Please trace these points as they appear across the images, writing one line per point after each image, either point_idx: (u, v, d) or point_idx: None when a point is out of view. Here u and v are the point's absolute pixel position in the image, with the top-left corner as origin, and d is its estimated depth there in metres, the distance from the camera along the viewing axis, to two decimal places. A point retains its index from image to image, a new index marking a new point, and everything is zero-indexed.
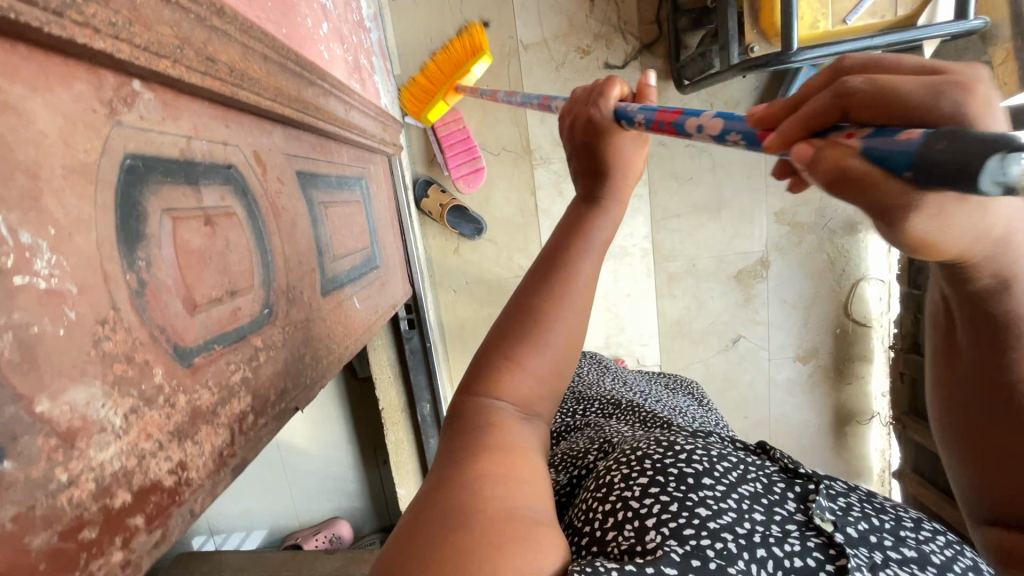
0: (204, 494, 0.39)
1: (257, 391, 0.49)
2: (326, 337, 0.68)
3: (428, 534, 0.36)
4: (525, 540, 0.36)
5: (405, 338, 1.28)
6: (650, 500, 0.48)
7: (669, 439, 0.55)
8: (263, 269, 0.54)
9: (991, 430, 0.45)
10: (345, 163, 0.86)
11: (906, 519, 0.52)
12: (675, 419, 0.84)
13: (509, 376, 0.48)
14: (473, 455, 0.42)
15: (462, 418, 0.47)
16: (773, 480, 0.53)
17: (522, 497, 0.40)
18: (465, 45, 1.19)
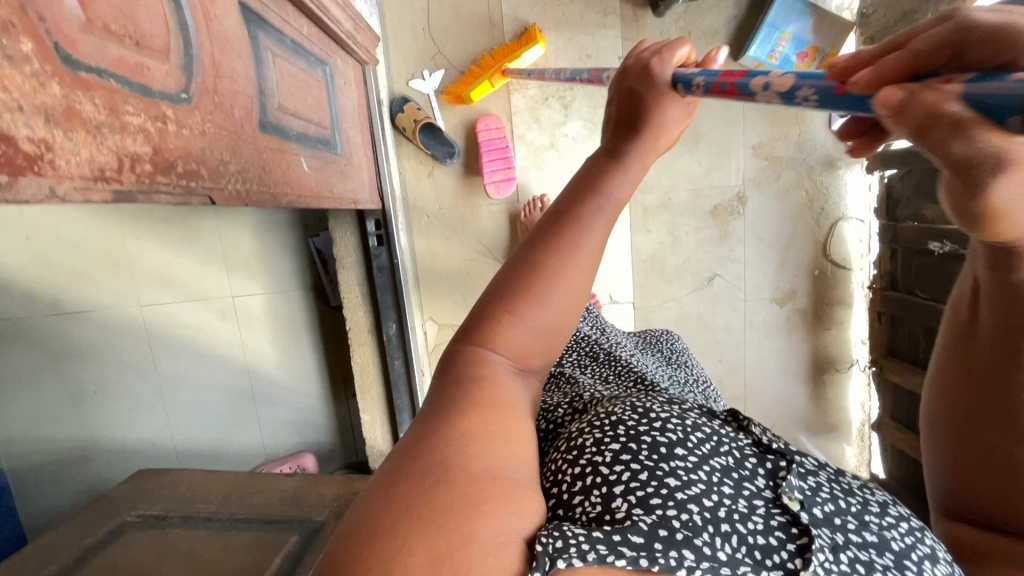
0: (70, 186, 0.39)
1: (160, 152, 0.49)
2: (259, 170, 0.68)
3: (410, 486, 0.34)
4: (502, 500, 0.35)
5: (374, 254, 1.26)
6: (621, 468, 0.42)
7: (644, 404, 0.49)
8: (183, 54, 0.54)
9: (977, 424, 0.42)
10: (305, 35, 0.87)
11: (871, 502, 0.47)
12: (654, 374, 0.78)
13: (506, 330, 0.43)
14: (452, 412, 0.40)
15: (454, 363, 0.44)
16: (743, 453, 0.47)
17: (496, 455, 0.38)
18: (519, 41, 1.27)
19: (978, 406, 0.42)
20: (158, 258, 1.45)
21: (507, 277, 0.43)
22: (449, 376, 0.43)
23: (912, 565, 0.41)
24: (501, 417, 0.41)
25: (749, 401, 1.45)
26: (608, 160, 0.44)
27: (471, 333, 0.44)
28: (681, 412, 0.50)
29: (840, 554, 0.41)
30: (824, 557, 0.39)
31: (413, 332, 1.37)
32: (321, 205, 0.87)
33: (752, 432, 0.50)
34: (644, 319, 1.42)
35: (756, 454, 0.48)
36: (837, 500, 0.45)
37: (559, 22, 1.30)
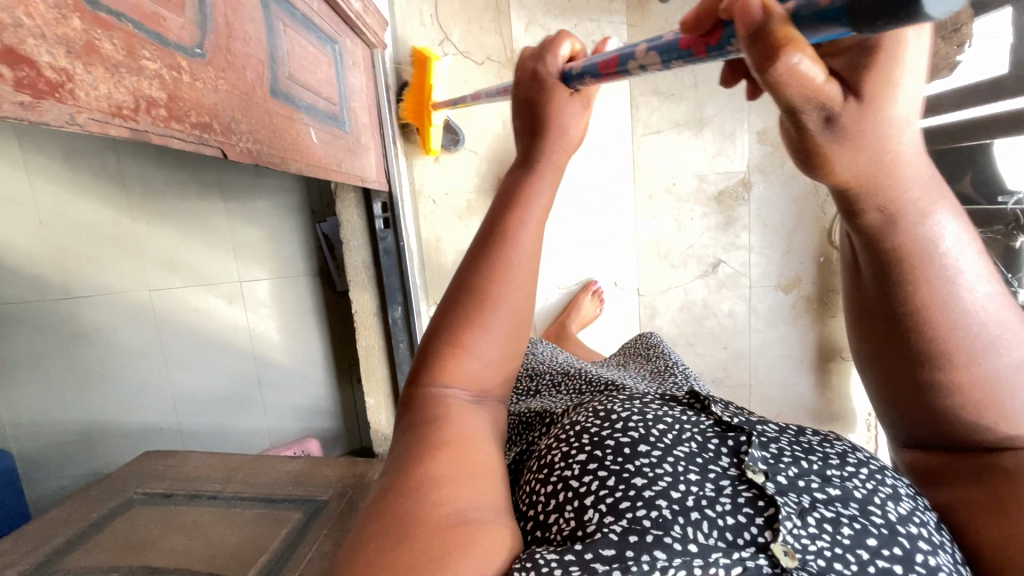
0: (89, 118, 0.40)
1: (174, 99, 0.50)
2: (269, 135, 0.69)
3: (375, 549, 0.36)
4: (471, 538, 0.37)
5: (380, 237, 1.27)
6: (589, 478, 0.46)
7: (605, 407, 0.53)
8: (198, 10, 0.56)
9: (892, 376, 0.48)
10: (316, 11, 0.89)
11: (831, 455, 0.50)
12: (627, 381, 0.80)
13: (456, 360, 0.48)
14: (417, 459, 0.42)
15: (416, 406, 0.48)
16: (707, 436, 0.50)
17: (467, 491, 0.41)
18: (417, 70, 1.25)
19: (881, 359, 0.47)
20: (167, 244, 1.47)
21: (449, 306, 0.49)
22: (415, 420, 0.46)
23: (875, 509, 0.45)
24: (462, 447, 0.44)
25: (754, 388, 1.45)
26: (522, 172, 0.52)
27: (420, 378, 0.49)
28: (642, 408, 0.53)
29: (808, 518, 0.44)
30: (791, 523, 0.43)
31: (419, 317, 1.37)
32: (329, 177, 0.89)
33: (713, 413, 0.54)
34: (649, 305, 1.42)
35: (718, 433, 0.51)
36: (799, 462, 0.48)
37: (565, 10, 1.31)
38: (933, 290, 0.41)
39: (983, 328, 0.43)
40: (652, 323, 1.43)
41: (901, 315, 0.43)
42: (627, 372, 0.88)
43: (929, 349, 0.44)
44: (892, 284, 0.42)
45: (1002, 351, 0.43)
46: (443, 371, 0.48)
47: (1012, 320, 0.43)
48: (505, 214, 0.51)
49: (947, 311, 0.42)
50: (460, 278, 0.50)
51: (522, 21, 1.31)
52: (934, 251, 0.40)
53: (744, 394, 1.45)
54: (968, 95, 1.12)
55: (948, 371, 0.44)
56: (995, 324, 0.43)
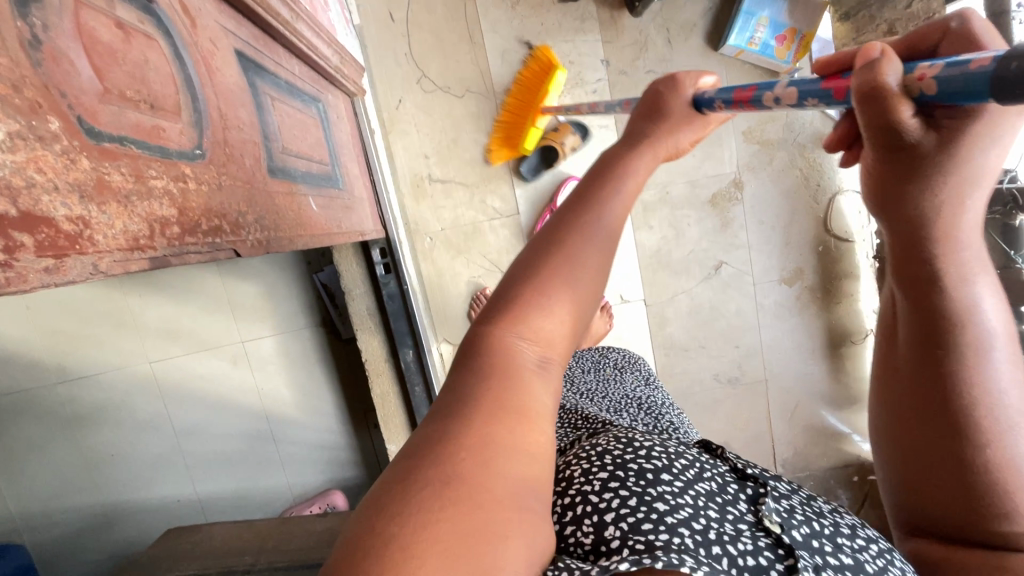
0: (110, 259, 0.38)
1: (185, 211, 0.49)
2: (274, 216, 0.67)
3: (426, 493, 0.33)
4: (518, 527, 0.34)
5: (382, 283, 1.26)
6: (610, 496, 0.50)
7: (628, 437, 0.58)
8: (193, 112, 0.54)
9: (928, 457, 0.50)
10: (297, 76, 0.88)
11: (843, 525, 0.54)
12: (622, 419, 0.84)
13: (533, 313, 0.41)
14: (476, 418, 0.37)
15: (473, 351, 0.42)
16: (726, 479, 0.55)
17: (514, 477, 0.36)
18: (533, 70, 1.28)
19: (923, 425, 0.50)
20: (164, 313, 1.44)
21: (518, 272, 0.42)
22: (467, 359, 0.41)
23: None
24: (527, 428, 0.39)
25: (771, 381, 1.46)
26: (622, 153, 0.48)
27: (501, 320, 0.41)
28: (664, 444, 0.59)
29: (822, 574, 0.47)
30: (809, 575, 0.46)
31: (431, 358, 1.35)
32: (332, 242, 0.87)
33: (730, 460, 0.59)
34: (658, 314, 1.41)
35: (734, 478, 0.56)
36: (811, 523, 0.52)
37: (539, 33, 1.30)
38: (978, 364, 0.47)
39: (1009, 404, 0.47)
40: (663, 333, 1.42)
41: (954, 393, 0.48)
42: (620, 399, 0.94)
43: (964, 415, 0.47)
44: (932, 350, 0.48)
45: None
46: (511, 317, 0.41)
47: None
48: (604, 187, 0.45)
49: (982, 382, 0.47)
50: (525, 256, 0.44)
51: (498, 49, 1.31)
52: (975, 322, 0.47)
53: (761, 390, 1.46)
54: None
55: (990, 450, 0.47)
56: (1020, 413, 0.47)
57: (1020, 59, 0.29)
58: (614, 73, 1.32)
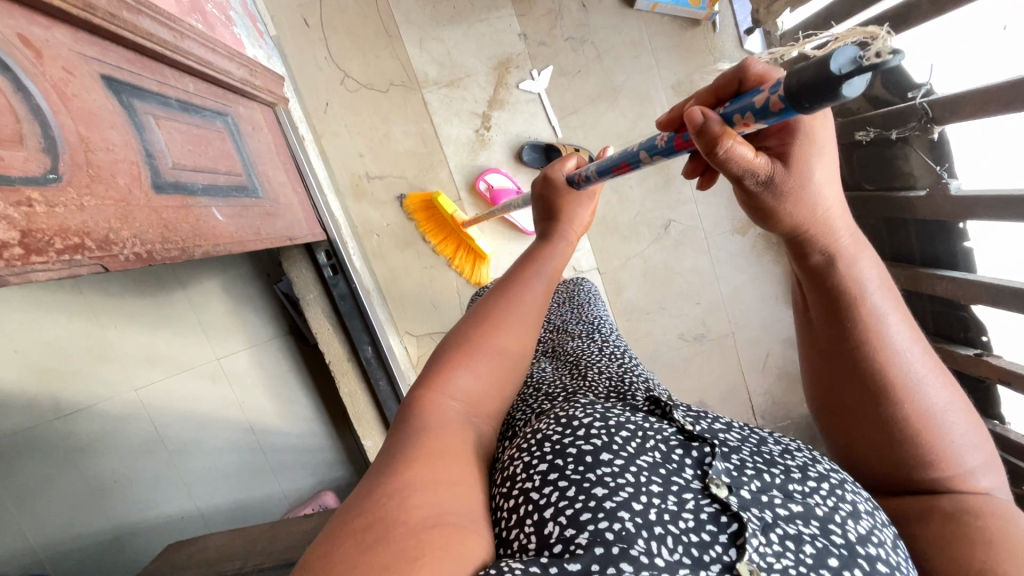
0: None
1: (31, 234, 0.51)
2: (159, 229, 0.70)
3: (352, 543, 0.37)
4: (448, 543, 0.39)
5: (332, 284, 1.27)
6: (549, 488, 0.46)
7: (567, 414, 0.54)
8: (45, 139, 0.57)
9: (856, 422, 0.55)
10: (194, 94, 0.90)
11: (793, 469, 0.52)
12: (584, 348, 0.78)
13: (446, 378, 0.53)
14: (399, 462, 0.45)
15: (400, 422, 0.50)
16: (672, 444, 0.52)
17: (433, 506, 0.41)
18: (424, 211, 1.37)
19: (851, 390, 0.54)
20: (140, 342, 1.46)
21: (456, 338, 0.57)
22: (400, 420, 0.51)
23: (835, 528, 0.48)
24: (436, 463, 0.45)
25: (737, 334, 1.44)
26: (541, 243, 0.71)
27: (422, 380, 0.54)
28: (603, 412, 0.54)
29: (770, 534, 0.46)
30: (757, 541, 0.45)
31: (392, 351, 1.37)
32: (245, 249, 0.90)
33: (675, 419, 0.54)
34: (613, 281, 1.40)
35: (681, 442, 0.52)
36: (761, 476, 0.51)
37: (453, 17, 1.30)
38: (873, 326, 0.51)
39: (911, 366, 0.51)
40: (620, 298, 1.41)
41: (865, 362, 0.52)
42: (593, 322, 0.90)
43: (879, 381, 0.52)
44: (843, 326, 0.52)
45: (932, 391, 0.52)
46: (433, 383, 0.53)
47: (936, 370, 0.53)
48: (526, 269, 0.65)
49: (888, 347, 0.51)
50: (475, 309, 0.60)
51: (415, 38, 1.31)
52: (867, 297, 0.51)
53: (729, 343, 1.45)
54: (850, 6, 1.09)
55: (903, 406, 0.51)
56: (922, 368, 0.52)
57: (803, 93, 0.39)
58: (533, 45, 1.31)
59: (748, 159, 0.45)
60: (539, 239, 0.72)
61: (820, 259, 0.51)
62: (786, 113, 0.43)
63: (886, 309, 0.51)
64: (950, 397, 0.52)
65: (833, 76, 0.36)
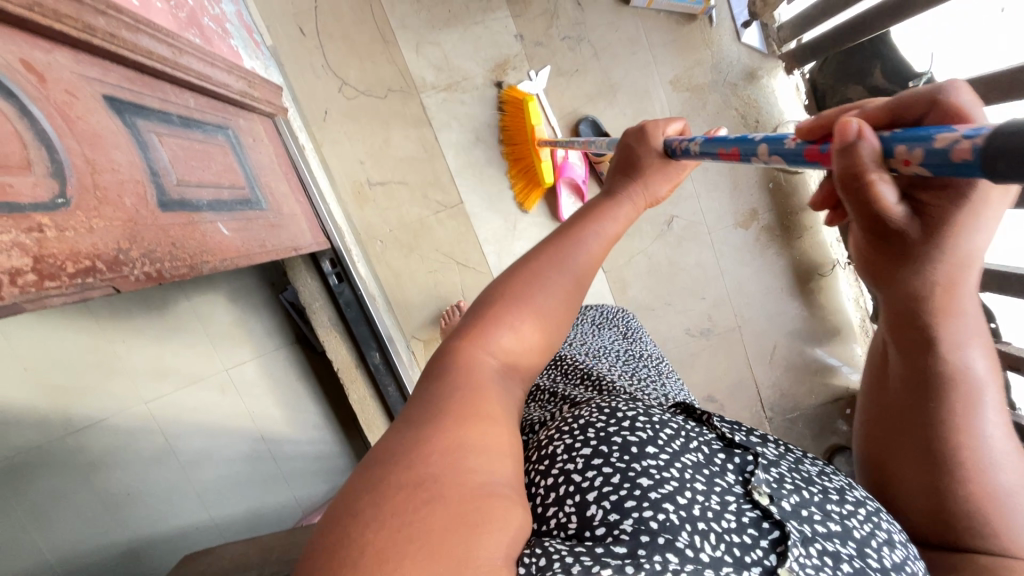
0: None
1: (44, 260, 0.52)
2: (167, 247, 0.70)
3: (400, 495, 0.37)
4: (498, 511, 0.38)
5: (338, 292, 1.28)
6: (593, 473, 0.49)
7: (610, 405, 0.56)
8: (51, 163, 0.57)
9: (914, 481, 0.57)
10: (193, 107, 0.90)
11: (831, 490, 0.56)
12: (604, 369, 0.82)
13: (493, 333, 0.50)
14: (444, 417, 0.43)
15: (437, 372, 0.49)
16: (713, 449, 0.55)
17: (484, 470, 0.40)
18: (512, 112, 1.32)
19: (918, 456, 0.57)
20: (148, 355, 1.46)
21: (492, 297, 0.53)
22: (435, 373, 0.49)
23: (872, 551, 0.50)
24: (486, 427, 0.44)
25: (743, 328, 1.44)
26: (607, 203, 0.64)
27: (461, 334, 0.51)
28: (646, 409, 0.57)
29: (811, 547, 0.49)
30: (799, 551, 0.47)
31: (400, 357, 1.38)
32: (252, 262, 0.90)
33: (714, 426, 0.58)
34: (618, 278, 1.40)
35: (723, 449, 0.55)
36: (800, 492, 0.54)
37: (448, 20, 1.30)
38: (961, 405, 0.55)
39: (985, 446, 0.55)
40: (625, 296, 1.41)
41: (943, 435, 0.55)
42: (596, 345, 0.94)
43: (951, 453, 0.55)
44: (930, 399, 0.55)
45: (1000, 474, 0.55)
46: (473, 338, 0.50)
47: (1010, 456, 0.56)
48: (585, 225, 0.59)
49: (971, 426, 0.55)
50: (521, 264, 0.55)
51: (411, 43, 1.31)
52: (964, 377, 0.54)
53: (735, 337, 1.45)
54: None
55: (968, 481, 0.55)
56: (997, 451, 0.55)
57: (1001, 163, 0.33)
58: (530, 46, 1.31)
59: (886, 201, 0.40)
60: (603, 198, 0.65)
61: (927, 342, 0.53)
62: (965, 170, 0.36)
63: (976, 394, 0.55)
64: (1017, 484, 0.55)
65: None
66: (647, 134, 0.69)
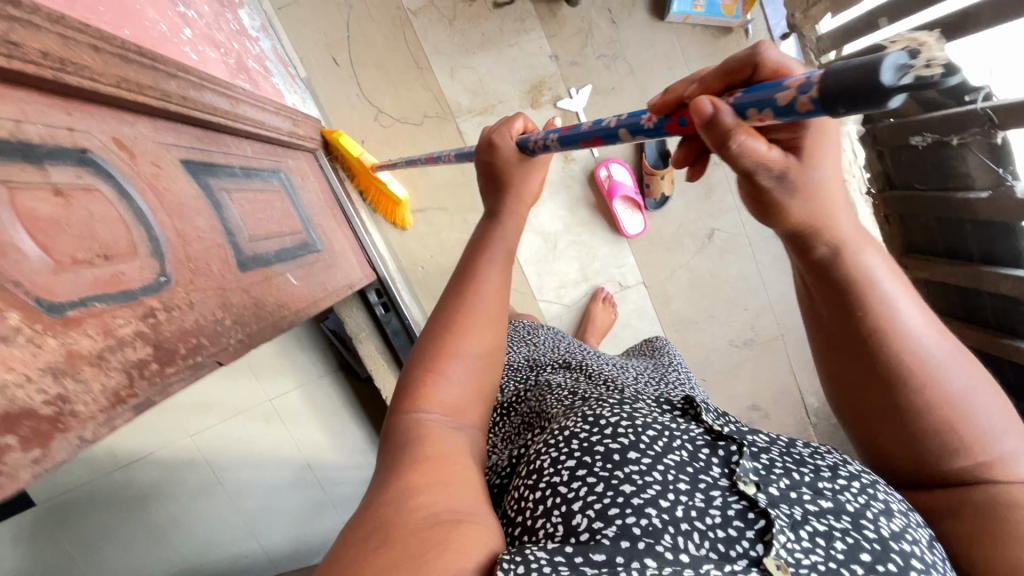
0: (97, 424, 0.43)
1: (162, 344, 0.52)
2: (253, 308, 0.71)
3: (362, 546, 0.39)
4: (449, 540, 0.40)
5: (384, 322, 1.28)
6: (577, 483, 0.49)
7: (595, 412, 0.56)
8: (150, 242, 0.57)
9: (873, 417, 0.53)
10: (250, 156, 0.89)
11: (823, 468, 0.54)
12: (624, 378, 0.83)
13: (430, 384, 0.55)
14: (401, 472, 0.46)
15: (395, 432, 0.52)
16: (698, 443, 0.54)
17: (433, 503, 0.43)
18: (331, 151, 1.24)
19: (864, 389, 0.53)
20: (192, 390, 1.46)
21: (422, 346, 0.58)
22: (390, 441, 0.52)
23: (869, 524, 0.48)
24: (433, 467, 0.47)
25: (786, 336, 1.45)
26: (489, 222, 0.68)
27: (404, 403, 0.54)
28: (632, 411, 0.56)
29: (800, 531, 0.47)
30: (784, 537, 0.46)
31: None
32: (319, 308, 0.90)
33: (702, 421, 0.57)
34: (660, 293, 1.41)
35: (709, 441, 0.54)
36: (789, 474, 0.52)
37: (482, 44, 1.29)
38: (886, 318, 0.50)
39: (931, 356, 0.50)
40: (668, 309, 1.42)
41: (882, 359, 0.50)
42: (624, 367, 0.94)
43: (896, 373, 0.50)
44: (852, 317, 0.51)
45: (953, 375, 0.50)
46: (417, 400, 0.54)
47: (955, 353, 0.51)
48: (481, 253, 0.65)
49: (904, 335, 0.50)
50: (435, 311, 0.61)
51: (445, 68, 1.29)
52: (876, 291, 0.50)
53: (778, 345, 1.45)
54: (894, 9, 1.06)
55: (921, 395, 0.50)
56: (938, 351, 0.50)
57: (841, 104, 0.34)
58: (565, 66, 1.30)
59: (755, 152, 0.39)
60: (487, 217, 0.68)
61: (829, 255, 0.49)
62: (807, 115, 0.37)
63: (898, 301, 0.50)
64: (973, 381, 0.50)
65: (882, 89, 0.30)
66: (495, 141, 0.69)
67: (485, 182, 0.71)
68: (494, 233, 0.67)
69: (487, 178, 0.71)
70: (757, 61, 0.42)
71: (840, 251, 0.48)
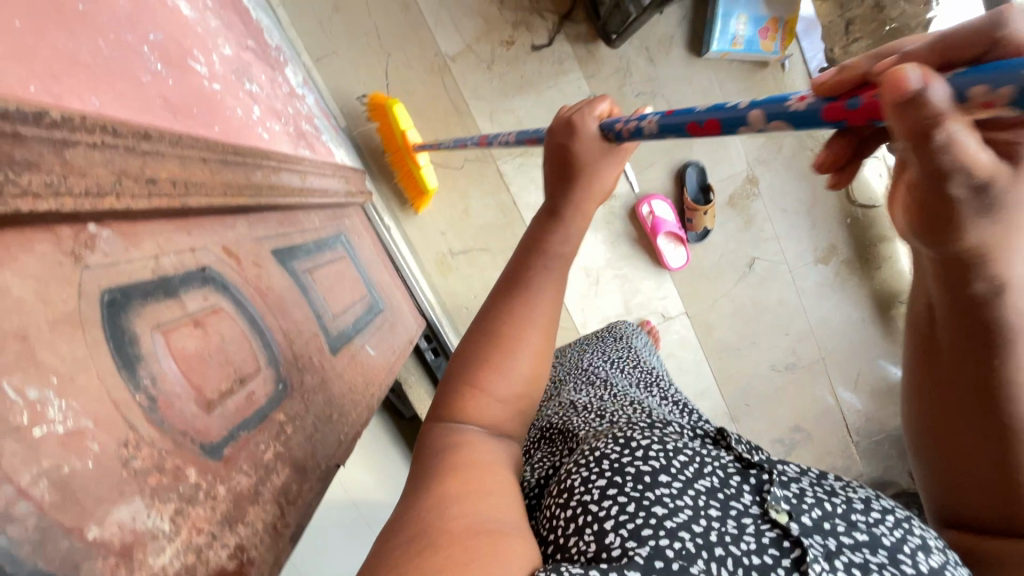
0: (267, 567, 0.46)
1: (295, 460, 0.54)
2: (349, 394, 0.71)
3: (402, 556, 0.38)
4: (490, 552, 0.39)
5: (435, 366, 1.30)
6: (608, 503, 0.48)
7: (626, 434, 0.55)
8: (266, 350, 0.57)
9: (971, 452, 0.52)
10: (319, 226, 0.90)
11: (856, 500, 0.53)
12: (649, 401, 0.81)
13: (470, 399, 0.53)
14: (439, 476, 0.45)
15: (430, 438, 0.52)
16: (728, 472, 0.53)
17: (477, 514, 0.41)
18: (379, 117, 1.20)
19: (970, 424, 0.52)
20: None
21: (475, 355, 0.56)
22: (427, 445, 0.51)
23: (906, 558, 0.47)
24: (475, 474, 0.46)
25: (828, 359, 1.47)
26: (549, 220, 0.62)
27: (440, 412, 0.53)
28: (663, 436, 0.56)
29: (835, 562, 0.46)
30: (819, 566, 0.45)
31: None
32: (394, 375, 0.91)
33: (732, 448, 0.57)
34: (703, 323, 1.42)
35: (739, 470, 0.54)
36: (821, 504, 0.51)
37: (521, 86, 1.30)
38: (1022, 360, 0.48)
39: None
40: (712, 338, 1.43)
41: (1004, 396, 0.49)
42: (652, 385, 0.92)
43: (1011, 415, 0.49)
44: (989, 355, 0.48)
45: None
46: (458, 410, 0.53)
47: None
48: (535, 254, 0.61)
49: None
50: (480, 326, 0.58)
51: (484, 111, 1.30)
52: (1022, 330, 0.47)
53: (820, 368, 1.47)
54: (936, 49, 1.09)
55: None
56: None
57: None
58: None
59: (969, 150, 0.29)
60: (545, 211, 0.63)
61: (986, 288, 0.44)
62: None
63: None
64: None
65: None
66: (576, 122, 0.61)
67: (553, 171, 0.63)
68: (551, 228, 0.62)
69: (555, 162, 0.63)
70: (998, 36, 0.31)
71: (998, 287, 0.44)
